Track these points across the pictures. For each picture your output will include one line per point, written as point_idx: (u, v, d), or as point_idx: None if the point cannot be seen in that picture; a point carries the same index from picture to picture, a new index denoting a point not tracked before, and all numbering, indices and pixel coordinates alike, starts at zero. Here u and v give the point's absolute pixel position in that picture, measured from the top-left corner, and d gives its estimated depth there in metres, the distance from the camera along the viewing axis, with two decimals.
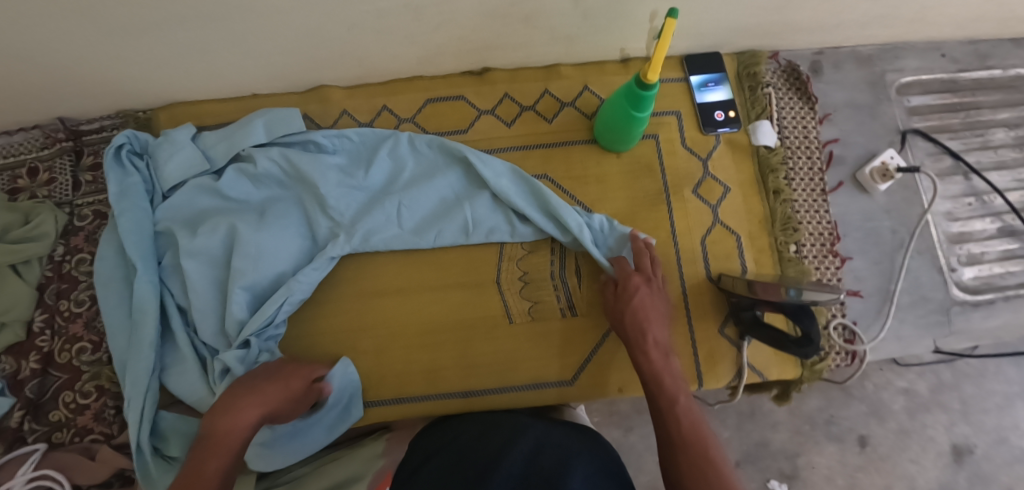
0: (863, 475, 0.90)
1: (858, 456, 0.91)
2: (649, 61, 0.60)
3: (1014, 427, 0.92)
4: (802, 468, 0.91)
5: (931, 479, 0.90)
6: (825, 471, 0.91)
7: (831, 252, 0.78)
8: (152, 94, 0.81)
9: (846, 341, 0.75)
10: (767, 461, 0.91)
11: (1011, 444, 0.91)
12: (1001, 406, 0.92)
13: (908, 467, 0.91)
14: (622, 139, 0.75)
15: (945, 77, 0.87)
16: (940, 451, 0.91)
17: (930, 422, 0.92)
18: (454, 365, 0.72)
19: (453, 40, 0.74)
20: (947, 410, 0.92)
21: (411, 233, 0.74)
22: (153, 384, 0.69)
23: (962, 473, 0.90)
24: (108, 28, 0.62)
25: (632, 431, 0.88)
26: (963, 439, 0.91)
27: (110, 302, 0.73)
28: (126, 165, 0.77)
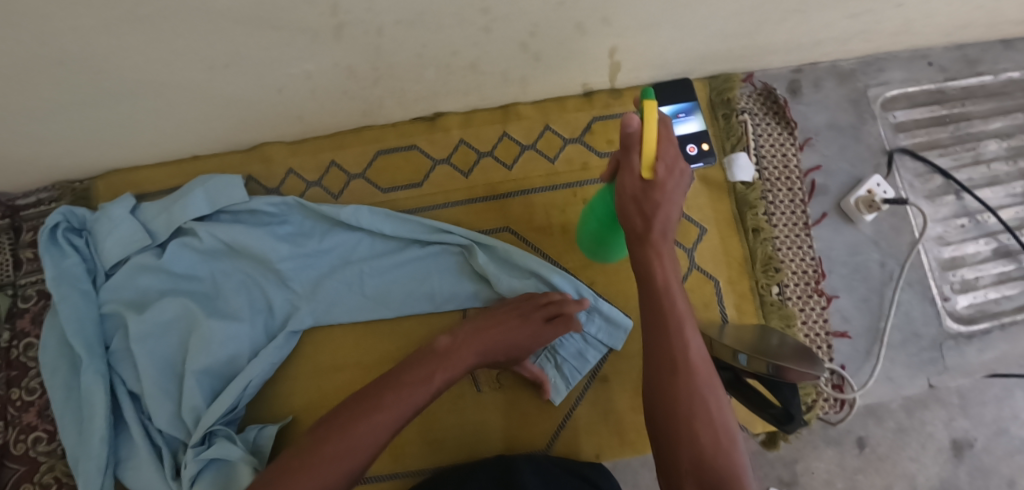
0: (863, 478, 0.72)
1: (857, 458, 0.73)
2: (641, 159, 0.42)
3: (1014, 417, 0.75)
4: (801, 474, 0.72)
5: (933, 478, 0.73)
6: (823, 476, 0.72)
7: (816, 291, 0.73)
8: (86, 165, 0.75)
9: (835, 386, 0.72)
10: (762, 469, 0.72)
11: (1011, 435, 0.74)
12: (1000, 397, 0.75)
13: (908, 465, 0.73)
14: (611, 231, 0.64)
15: (932, 87, 0.81)
16: (940, 447, 0.74)
17: (929, 419, 0.74)
18: (420, 440, 0.69)
19: (395, 92, 0.68)
20: (947, 403, 0.75)
21: (375, 301, 0.72)
22: (107, 481, 0.67)
23: (963, 468, 0.73)
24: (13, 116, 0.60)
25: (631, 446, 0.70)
26: (963, 432, 0.74)
27: (58, 396, 0.69)
28: (63, 245, 0.71)
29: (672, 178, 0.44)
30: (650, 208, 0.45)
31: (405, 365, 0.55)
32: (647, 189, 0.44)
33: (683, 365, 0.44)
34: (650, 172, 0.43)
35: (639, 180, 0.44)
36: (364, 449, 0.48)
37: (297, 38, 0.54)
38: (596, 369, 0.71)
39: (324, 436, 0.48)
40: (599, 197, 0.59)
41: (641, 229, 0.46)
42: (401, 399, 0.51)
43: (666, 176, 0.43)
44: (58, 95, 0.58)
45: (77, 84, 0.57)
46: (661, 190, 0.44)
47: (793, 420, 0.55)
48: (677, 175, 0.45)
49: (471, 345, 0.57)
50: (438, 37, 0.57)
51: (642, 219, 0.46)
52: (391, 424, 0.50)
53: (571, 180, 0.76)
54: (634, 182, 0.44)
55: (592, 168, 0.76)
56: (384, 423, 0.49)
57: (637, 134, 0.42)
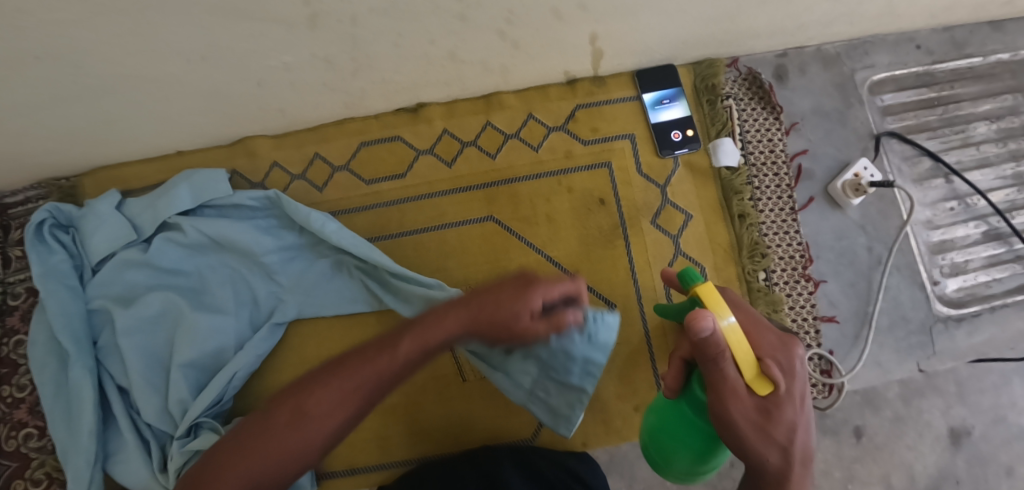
0: (860, 467, 0.72)
1: (855, 448, 0.73)
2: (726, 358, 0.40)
3: (1012, 404, 0.75)
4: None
5: (931, 467, 0.73)
6: (820, 466, 0.72)
7: (802, 276, 0.73)
8: (71, 162, 0.76)
9: (823, 372, 0.72)
10: None
11: (1009, 422, 0.74)
12: (998, 384, 0.75)
13: (905, 454, 0.73)
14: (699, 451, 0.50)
15: (920, 70, 0.80)
16: (937, 435, 0.73)
17: (926, 408, 0.74)
18: (404, 430, 0.69)
19: (376, 83, 0.68)
20: (945, 391, 0.74)
21: (359, 293, 0.73)
22: (96, 475, 0.67)
23: (961, 456, 0.73)
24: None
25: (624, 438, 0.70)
26: (960, 420, 0.74)
27: (46, 391, 0.69)
28: (49, 242, 0.71)
29: (790, 386, 0.42)
30: (779, 427, 0.42)
31: (346, 362, 0.42)
32: (762, 404, 0.41)
33: None
34: (760, 384, 0.41)
35: (752, 399, 0.41)
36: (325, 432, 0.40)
37: (273, 28, 0.53)
38: None
39: (263, 426, 0.40)
40: (677, 418, 0.51)
41: (776, 460, 0.42)
42: (341, 396, 0.40)
43: (784, 386, 0.42)
44: (38, 90, 0.58)
45: (56, 80, 0.57)
46: (786, 401, 0.42)
47: None
48: (792, 364, 0.44)
49: (436, 332, 0.42)
50: (416, 25, 0.56)
51: (773, 446, 0.42)
52: (332, 421, 0.40)
53: (556, 169, 0.76)
54: (746, 405, 0.41)
55: (575, 156, 0.76)
56: (324, 428, 0.40)
57: (717, 337, 0.39)
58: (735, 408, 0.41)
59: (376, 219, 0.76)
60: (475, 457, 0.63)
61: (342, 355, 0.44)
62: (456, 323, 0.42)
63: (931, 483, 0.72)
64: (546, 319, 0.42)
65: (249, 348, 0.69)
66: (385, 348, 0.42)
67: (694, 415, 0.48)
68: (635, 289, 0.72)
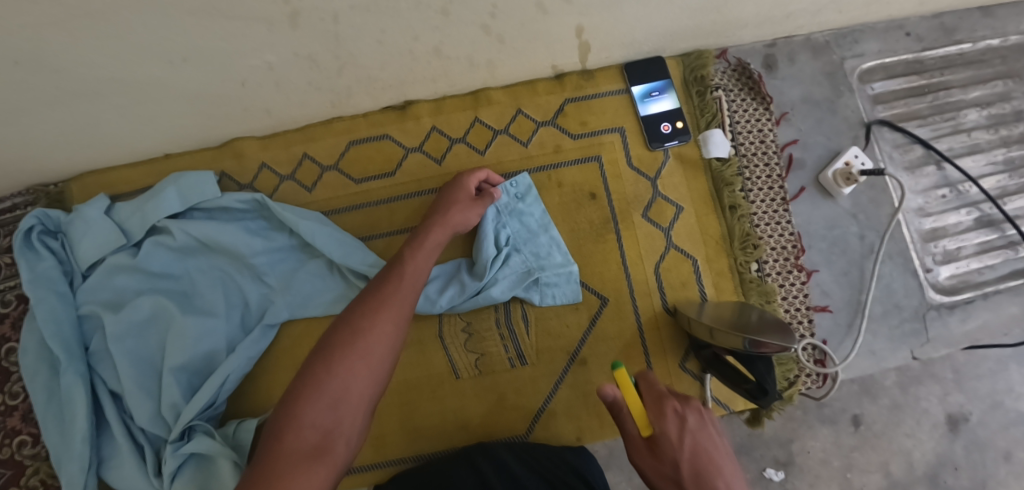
0: (858, 456, 0.72)
1: (852, 436, 0.73)
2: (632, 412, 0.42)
3: (1009, 389, 0.75)
4: (797, 454, 0.72)
5: (929, 453, 0.73)
6: (818, 455, 0.72)
7: (795, 267, 0.73)
8: (58, 168, 0.75)
9: (817, 361, 0.72)
10: (760, 450, 0.72)
11: (1007, 407, 0.74)
12: (994, 369, 0.75)
13: (904, 441, 0.73)
14: None
15: (909, 57, 0.80)
16: (935, 421, 0.73)
17: (923, 395, 0.74)
18: (398, 429, 0.69)
19: (362, 80, 0.68)
20: (942, 378, 0.75)
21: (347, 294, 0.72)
22: (91, 481, 0.67)
23: (959, 442, 0.73)
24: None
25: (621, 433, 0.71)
26: (958, 407, 0.74)
27: (38, 398, 0.69)
28: (38, 248, 0.71)
29: (668, 422, 0.40)
30: (669, 466, 0.37)
31: (362, 303, 0.51)
32: (653, 442, 0.39)
33: None
34: (646, 427, 0.40)
35: (647, 447, 0.40)
36: (363, 384, 0.46)
37: (253, 28, 0.53)
38: (574, 351, 0.70)
39: (308, 383, 0.44)
40: None
41: None
42: (375, 326, 0.48)
43: (662, 425, 0.40)
44: (19, 96, 0.58)
45: (36, 85, 0.57)
46: (668, 441, 0.39)
47: (767, 394, 0.55)
48: (695, 413, 0.40)
49: (420, 256, 0.58)
50: (397, 21, 0.56)
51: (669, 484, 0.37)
52: (376, 350, 0.47)
53: (546, 164, 0.75)
54: (641, 450, 0.40)
55: (565, 150, 0.75)
56: (373, 356, 0.47)
57: (617, 399, 0.43)
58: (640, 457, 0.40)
59: (366, 218, 0.76)
60: (469, 453, 0.63)
61: (351, 306, 0.52)
62: (439, 235, 0.61)
63: (929, 469, 0.72)
64: (481, 198, 0.66)
65: (239, 351, 0.69)
66: (382, 301, 0.51)
67: None
68: (628, 283, 0.72)
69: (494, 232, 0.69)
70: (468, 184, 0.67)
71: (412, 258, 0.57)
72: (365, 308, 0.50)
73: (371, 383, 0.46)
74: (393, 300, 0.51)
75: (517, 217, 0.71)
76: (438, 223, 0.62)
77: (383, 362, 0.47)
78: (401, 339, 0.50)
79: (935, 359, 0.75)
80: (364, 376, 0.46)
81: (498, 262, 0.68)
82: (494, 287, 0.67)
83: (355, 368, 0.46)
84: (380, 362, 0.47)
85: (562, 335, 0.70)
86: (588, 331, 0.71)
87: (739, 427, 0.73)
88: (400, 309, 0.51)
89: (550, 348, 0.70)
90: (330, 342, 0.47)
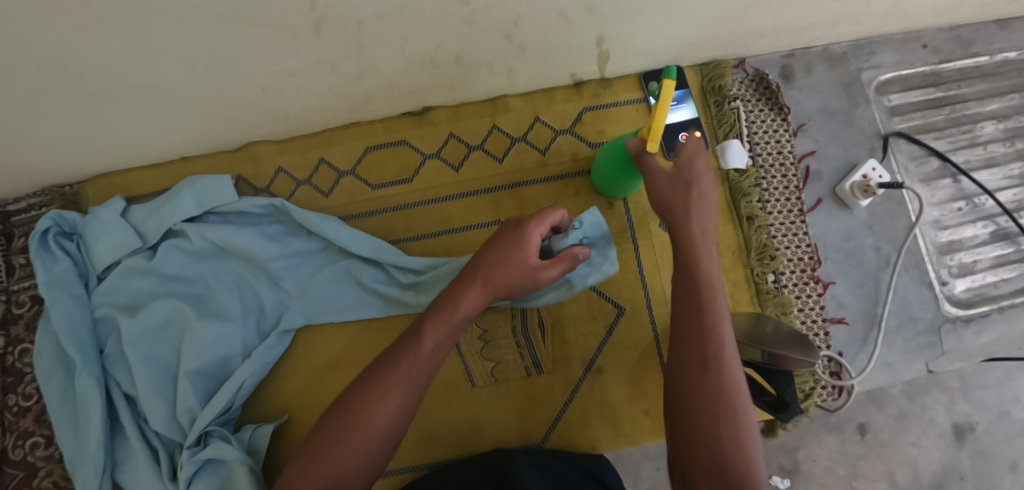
0: (865, 464, 0.72)
1: (858, 445, 0.73)
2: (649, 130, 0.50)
3: (1016, 400, 0.75)
4: (802, 462, 0.73)
5: (935, 463, 0.73)
6: (824, 463, 0.73)
7: (812, 278, 0.73)
8: (76, 169, 0.75)
9: (832, 374, 0.71)
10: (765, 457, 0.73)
11: (1013, 418, 0.74)
12: (1001, 380, 0.75)
13: (910, 451, 0.73)
14: (618, 188, 0.70)
15: (926, 70, 0.79)
16: (941, 432, 0.74)
17: (930, 404, 0.74)
18: (412, 437, 0.69)
19: (381, 87, 0.67)
20: (948, 387, 0.75)
21: (363, 301, 0.72)
22: (105, 484, 0.67)
23: (964, 452, 0.73)
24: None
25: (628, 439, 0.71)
26: (964, 417, 0.74)
27: (53, 401, 0.69)
28: (54, 250, 0.70)
29: (696, 159, 0.51)
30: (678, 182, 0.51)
31: (373, 375, 0.49)
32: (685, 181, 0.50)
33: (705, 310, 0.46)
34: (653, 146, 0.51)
35: (685, 192, 0.50)
36: (358, 466, 0.45)
37: (277, 35, 0.53)
38: (590, 361, 0.70)
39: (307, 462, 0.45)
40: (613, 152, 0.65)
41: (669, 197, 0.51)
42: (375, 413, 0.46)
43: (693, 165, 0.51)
44: (39, 99, 0.58)
45: (56, 89, 0.57)
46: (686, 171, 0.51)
47: (788, 407, 0.55)
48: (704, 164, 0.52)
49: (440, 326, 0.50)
50: (420, 29, 0.56)
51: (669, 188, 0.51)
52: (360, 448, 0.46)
53: (563, 172, 0.75)
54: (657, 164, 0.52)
55: (581, 159, 0.75)
56: (370, 441, 0.46)
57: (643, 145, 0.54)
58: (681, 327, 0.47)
59: (382, 224, 0.75)
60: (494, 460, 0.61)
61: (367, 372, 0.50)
62: (474, 297, 0.51)
63: (934, 480, 0.72)
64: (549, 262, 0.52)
65: (255, 357, 0.68)
66: (387, 383, 0.47)
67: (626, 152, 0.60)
68: (644, 292, 0.72)
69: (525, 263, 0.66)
70: (532, 242, 0.52)
71: (436, 323, 0.50)
72: (373, 385, 0.47)
73: (365, 465, 0.46)
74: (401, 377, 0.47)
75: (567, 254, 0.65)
76: (477, 280, 0.52)
77: (381, 446, 0.47)
78: (404, 420, 0.47)
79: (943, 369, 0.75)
80: (354, 461, 0.45)
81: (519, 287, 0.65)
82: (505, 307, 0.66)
83: (351, 454, 0.45)
84: (375, 447, 0.46)
85: (579, 344, 0.70)
86: (604, 341, 0.70)
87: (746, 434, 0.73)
88: (408, 391, 0.47)
89: (566, 357, 0.70)
90: (333, 420, 0.47)
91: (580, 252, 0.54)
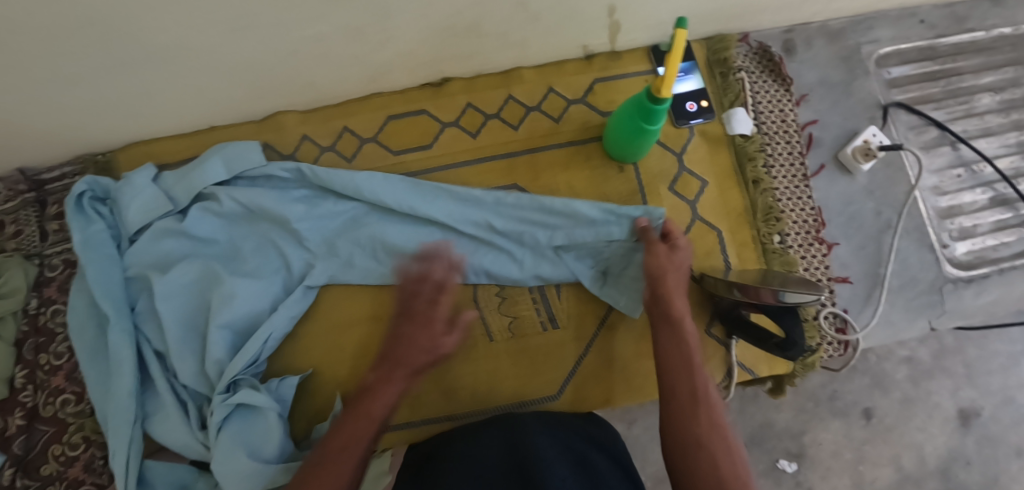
0: (869, 448, 0.84)
1: (863, 429, 0.84)
2: (663, 75, 0.55)
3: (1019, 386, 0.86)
4: (809, 446, 0.84)
5: (940, 447, 0.84)
6: (830, 447, 0.84)
7: (816, 239, 0.75)
8: (106, 137, 0.79)
9: (837, 330, 0.74)
10: (773, 442, 0.84)
11: (1017, 404, 0.85)
12: (1005, 366, 0.85)
13: (915, 435, 0.84)
14: (632, 153, 0.72)
15: (923, 44, 0.83)
16: (946, 416, 0.85)
17: (935, 389, 0.85)
18: (431, 390, 0.72)
19: (402, 56, 0.71)
20: (953, 373, 0.86)
21: (389, 267, 0.74)
22: (136, 434, 0.68)
23: (970, 437, 0.84)
24: (31, 75, 0.61)
25: (636, 424, 0.88)
26: (970, 402, 0.85)
27: (84, 354, 0.71)
28: (89, 213, 0.72)
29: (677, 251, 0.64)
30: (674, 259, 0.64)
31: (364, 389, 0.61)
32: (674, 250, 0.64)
33: (673, 320, 0.60)
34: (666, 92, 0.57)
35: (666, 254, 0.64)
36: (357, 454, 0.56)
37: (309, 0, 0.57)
38: (603, 316, 0.73)
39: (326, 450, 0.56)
40: (621, 118, 0.69)
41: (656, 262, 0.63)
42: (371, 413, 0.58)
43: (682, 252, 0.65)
44: (76, 56, 0.60)
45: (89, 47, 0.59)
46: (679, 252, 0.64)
47: (796, 346, 0.59)
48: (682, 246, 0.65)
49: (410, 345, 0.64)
50: None
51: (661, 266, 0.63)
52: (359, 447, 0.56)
53: (575, 138, 0.78)
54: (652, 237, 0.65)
55: (593, 127, 0.78)
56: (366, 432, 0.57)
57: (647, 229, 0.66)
58: (665, 354, 0.59)
59: None
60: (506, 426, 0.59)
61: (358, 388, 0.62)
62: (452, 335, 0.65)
63: (940, 462, 0.84)
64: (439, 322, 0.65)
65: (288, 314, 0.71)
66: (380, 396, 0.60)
67: (642, 114, 0.64)
68: None
69: (569, 205, 0.69)
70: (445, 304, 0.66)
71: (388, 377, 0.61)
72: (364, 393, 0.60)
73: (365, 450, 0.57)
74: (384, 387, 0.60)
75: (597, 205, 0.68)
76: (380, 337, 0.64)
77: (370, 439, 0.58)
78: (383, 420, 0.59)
79: (947, 356, 0.86)
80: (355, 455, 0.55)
81: (542, 240, 0.70)
82: (529, 260, 0.71)
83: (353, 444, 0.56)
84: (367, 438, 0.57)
85: (592, 300, 0.73)
86: None
87: (750, 421, 0.84)
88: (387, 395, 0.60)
89: (580, 313, 0.73)
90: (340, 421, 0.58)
91: (663, 273, 0.62)
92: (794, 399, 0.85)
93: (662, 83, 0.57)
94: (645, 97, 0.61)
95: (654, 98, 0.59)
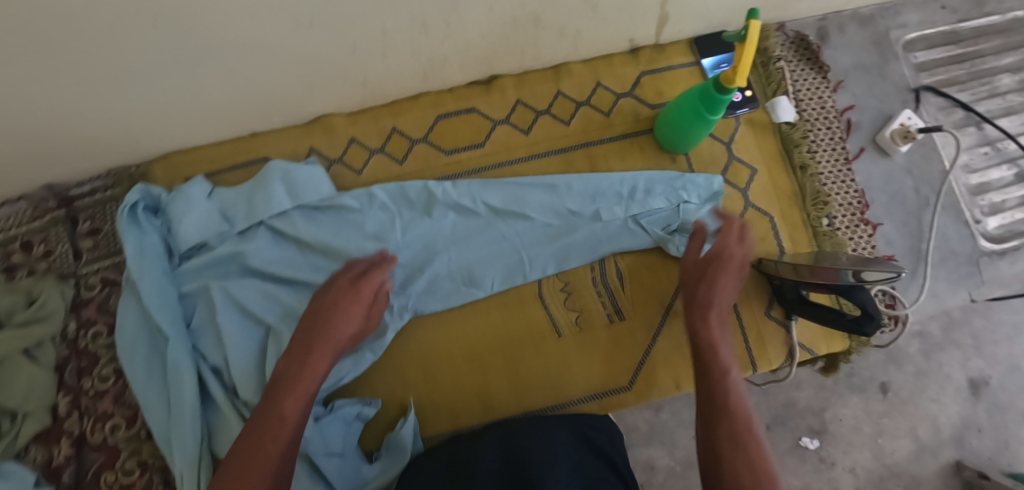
0: (887, 421, 0.88)
1: (881, 403, 0.88)
2: (736, 66, 0.56)
3: None
4: (830, 422, 0.88)
5: (954, 416, 0.88)
6: (851, 422, 0.88)
7: (862, 220, 0.78)
8: (144, 148, 0.75)
9: (887, 305, 0.77)
10: (796, 421, 0.88)
11: None
12: (1010, 335, 0.90)
13: (930, 406, 0.89)
14: (685, 142, 0.73)
15: (946, 29, 0.87)
16: (958, 386, 0.89)
17: (945, 361, 0.90)
18: (504, 386, 0.72)
19: (459, 50, 0.70)
20: (962, 345, 0.90)
21: (460, 273, 0.71)
22: (204, 453, 0.66)
23: (981, 405, 0.88)
24: (87, 78, 0.58)
25: (662, 410, 0.90)
26: (979, 372, 0.89)
27: (139, 374, 0.68)
28: (142, 224, 0.70)
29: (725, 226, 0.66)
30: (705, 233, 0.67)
31: (299, 345, 0.59)
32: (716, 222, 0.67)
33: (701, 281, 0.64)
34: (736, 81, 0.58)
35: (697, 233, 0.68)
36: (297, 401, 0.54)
37: None
38: (668, 304, 0.74)
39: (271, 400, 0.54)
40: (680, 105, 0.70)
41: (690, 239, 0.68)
42: (310, 367, 0.57)
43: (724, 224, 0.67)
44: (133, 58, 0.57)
45: (145, 48, 0.55)
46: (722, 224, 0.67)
47: (874, 320, 0.60)
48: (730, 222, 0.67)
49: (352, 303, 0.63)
50: None
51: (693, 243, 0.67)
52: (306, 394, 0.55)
53: (628, 131, 0.79)
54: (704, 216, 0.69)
55: (643, 119, 0.79)
56: (307, 382, 0.56)
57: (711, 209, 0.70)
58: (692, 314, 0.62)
59: None
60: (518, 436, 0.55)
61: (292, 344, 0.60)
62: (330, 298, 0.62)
63: (954, 429, 0.88)
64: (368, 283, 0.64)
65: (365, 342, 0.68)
66: (305, 355, 0.58)
67: (704, 101, 0.65)
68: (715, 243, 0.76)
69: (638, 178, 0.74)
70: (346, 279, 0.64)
71: (306, 363, 0.57)
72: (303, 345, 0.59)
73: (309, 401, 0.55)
74: (324, 346, 0.59)
75: (664, 176, 0.74)
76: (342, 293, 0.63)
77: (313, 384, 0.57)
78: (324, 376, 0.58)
79: (955, 328, 0.90)
80: (295, 411, 0.53)
81: (620, 213, 0.72)
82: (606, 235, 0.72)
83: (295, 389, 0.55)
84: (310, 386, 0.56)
85: (656, 289, 0.74)
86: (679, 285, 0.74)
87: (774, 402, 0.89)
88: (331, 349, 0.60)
89: (645, 303, 0.74)
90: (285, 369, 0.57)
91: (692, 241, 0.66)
92: (813, 379, 0.89)
93: (734, 72, 0.57)
94: (711, 86, 0.62)
95: (722, 85, 0.60)
